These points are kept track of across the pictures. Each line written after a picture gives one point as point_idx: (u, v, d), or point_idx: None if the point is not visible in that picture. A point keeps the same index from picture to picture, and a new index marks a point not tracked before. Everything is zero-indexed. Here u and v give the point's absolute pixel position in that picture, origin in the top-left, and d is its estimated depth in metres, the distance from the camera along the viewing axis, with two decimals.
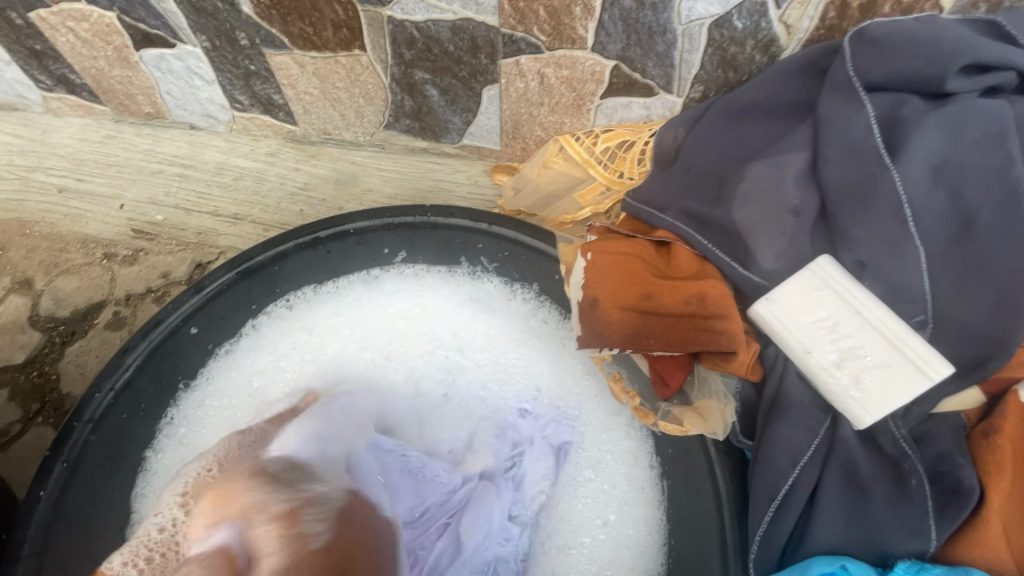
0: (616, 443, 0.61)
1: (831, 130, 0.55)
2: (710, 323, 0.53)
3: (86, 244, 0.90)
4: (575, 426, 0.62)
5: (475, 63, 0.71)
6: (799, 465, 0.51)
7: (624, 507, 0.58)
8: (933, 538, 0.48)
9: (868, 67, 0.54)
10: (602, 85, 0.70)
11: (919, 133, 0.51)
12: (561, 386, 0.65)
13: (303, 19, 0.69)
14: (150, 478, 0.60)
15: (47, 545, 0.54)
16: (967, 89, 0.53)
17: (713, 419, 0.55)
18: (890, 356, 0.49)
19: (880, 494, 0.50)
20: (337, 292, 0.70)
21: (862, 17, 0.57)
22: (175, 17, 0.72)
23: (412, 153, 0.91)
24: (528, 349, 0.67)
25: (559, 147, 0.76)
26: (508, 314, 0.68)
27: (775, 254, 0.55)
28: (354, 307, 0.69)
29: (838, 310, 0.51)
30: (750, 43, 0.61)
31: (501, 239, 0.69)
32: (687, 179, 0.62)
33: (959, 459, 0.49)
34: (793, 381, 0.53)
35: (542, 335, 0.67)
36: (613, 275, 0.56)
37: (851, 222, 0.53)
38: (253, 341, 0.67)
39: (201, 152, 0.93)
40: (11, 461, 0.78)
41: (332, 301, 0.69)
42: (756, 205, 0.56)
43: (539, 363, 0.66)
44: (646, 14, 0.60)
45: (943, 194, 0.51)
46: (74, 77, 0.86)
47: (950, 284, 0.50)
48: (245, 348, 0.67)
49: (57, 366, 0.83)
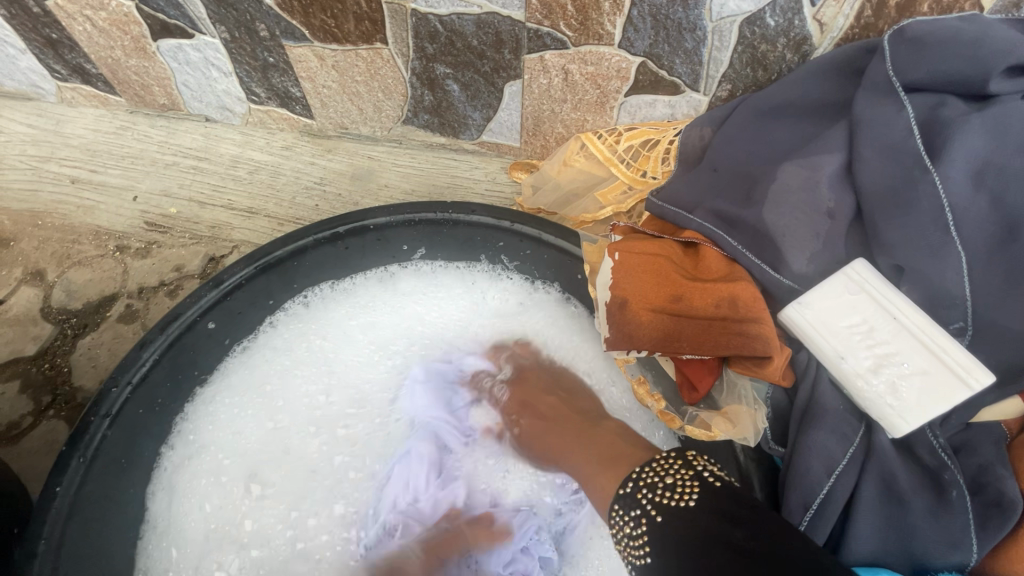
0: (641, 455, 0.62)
1: (867, 131, 0.54)
2: (743, 325, 0.52)
3: (98, 236, 0.90)
4: None
5: (498, 58, 0.70)
6: (835, 474, 0.50)
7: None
8: (976, 552, 0.46)
9: (907, 67, 0.52)
10: (627, 82, 0.69)
11: (962, 135, 0.50)
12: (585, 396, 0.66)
13: (325, 11, 0.68)
14: (162, 477, 0.61)
15: (62, 544, 0.52)
16: (1011, 91, 0.51)
17: (744, 424, 0.54)
18: (928, 363, 0.47)
19: (918, 505, 0.48)
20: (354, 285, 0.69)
21: (899, 16, 0.56)
22: (194, 6, 0.71)
23: (430, 149, 0.90)
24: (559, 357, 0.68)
25: (580, 145, 0.75)
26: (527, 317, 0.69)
27: (807, 257, 0.54)
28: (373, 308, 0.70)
29: (873, 315, 0.50)
30: (782, 41, 0.60)
31: (523, 237, 0.68)
32: (715, 179, 0.61)
33: (1002, 470, 0.48)
34: (826, 386, 0.52)
35: (568, 347, 0.68)
36: (642, 274, 0.55)
37: (888, 224, 0.51)
38: (274, 345, 0.67)
39: (216, 146, 0.92)
40: (20, 455, 0.77)
41: (350, 298, 0.69)
42: (789, 207, 0.55)
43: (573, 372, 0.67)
44: (677, 10, 0.58)
45: (985, 198, 0.49)
46: (90, 67, 0.85)
47: (994, 291, 0.49)
48: (263, 352, 0.67)
49: (69, 359, 0.82)
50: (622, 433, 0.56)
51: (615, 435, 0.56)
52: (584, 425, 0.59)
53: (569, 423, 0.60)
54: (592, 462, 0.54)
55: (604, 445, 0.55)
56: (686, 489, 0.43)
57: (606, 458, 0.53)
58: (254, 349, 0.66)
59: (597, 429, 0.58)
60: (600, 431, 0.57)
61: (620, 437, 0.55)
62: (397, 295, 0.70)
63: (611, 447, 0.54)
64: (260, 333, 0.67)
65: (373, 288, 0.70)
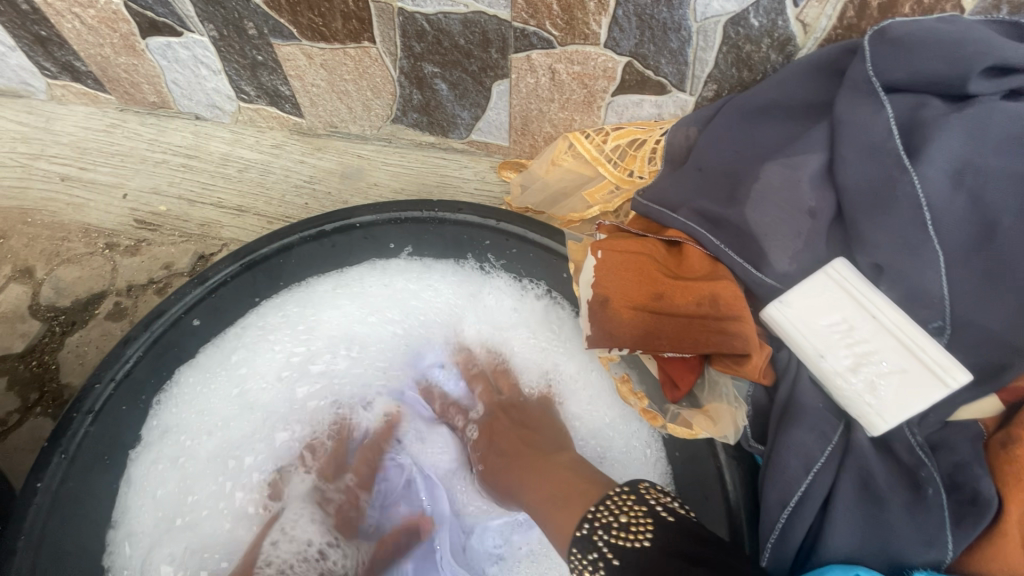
0: (608, 440, 0.65)
1: (848, 130, 0.54)
2: (723, 324, 0.52)
3: (88, 233, 0.89)
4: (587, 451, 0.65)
5: (485, 57, 0.70)
6: (813, 471, 0.50)
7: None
8: (950, 549, 0.47)
9: (888, 68, 0.53)
10: (614, 82, 0.69)
11: (940, 135, 0.50)
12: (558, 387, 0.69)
13: (312, 9, 0.68)
14: (140, 467, 0.62)
15: (43, 540, 0.53)
16: (990, 92, 0.52)
17: (724, 424, 0.55)
18: (907, 361, 0.48)
19: (895, 502, 0.49)
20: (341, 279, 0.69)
21: (881, 17, 0.56)
22: (183, 4, 0.71)
23: (420, 148, 0.90)
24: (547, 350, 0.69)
25: (568, 144, 0.75)
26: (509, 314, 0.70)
27: (789, 256, 0.54)
28: (357, 302, 0.70)
29: (852, 314, 0.50)
30: (766, 42, 0.60)
31: (509, 236, 0.68)
32: (700, 178, 0.61)
33: (979, 469, 0.48)
34: (806, 385, 0.52)
35: (551, 342, 0.69)
36: (624, 273, 0.55)
37: (869, 224, 0.52)
38: (261, 335, 0.68)
39: (206, 144, 0.92)
40: (7, 452, 0.77)
41: (337, 293, 0.70)
42: (771, 206, 0.55)
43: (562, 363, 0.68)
44: (661, 10, 0.59)
45: (964, 198, 0.50)
46: (80, 64, 0.85)
47: (972, 291, 0.49)
48: (247, 343, 0.67)
49: (57, 356, 0.82)
50: (580, 467, 0.58)
51: (573, 469, 0.57)
52: (547, 455, 0.61)
53: (531, 455, 0.62)
54: (547, 498, 0.55)
55: (560, 479, 0.56)
56: (642, 527, 0.46)
57: (562, 493, 0.54)
58: (237, 340, 0.67)
59: (557, 462, 0.59)
60: (559, 465, 0.59)
61: (578, 472, 0.57)
62: (388, 292, 0.70)
63: (565, 482, 0.56)
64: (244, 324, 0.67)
65: (359, 283, 0.70)
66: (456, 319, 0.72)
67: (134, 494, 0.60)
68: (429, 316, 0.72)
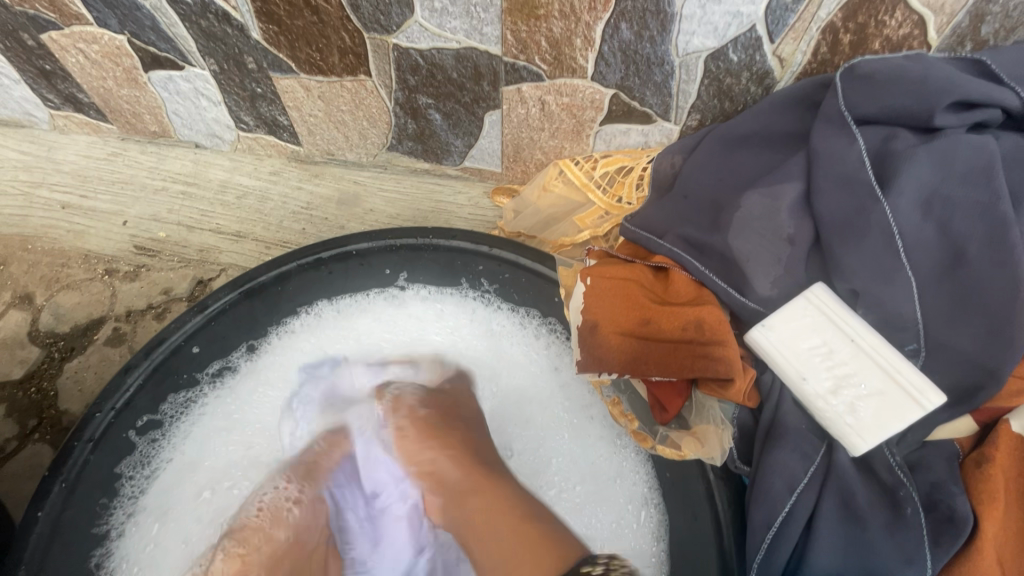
0: (618, 462, 0.62)
1: (824, 161, 0.56)
2: (707, 348, 0.54)
3: (88, 260, 0.91)
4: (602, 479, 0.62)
5: (477, 89, 0.73)
6: (796, 491, 0.52)
7: (625, 570, 0.57)
8: (930, 566, 0.48)
9: (858, 102, 0.56)
10: (601, 112, 0.72)
11: (908, 166, 0.53)
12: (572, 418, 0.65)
13: (310, 45, 0.71)
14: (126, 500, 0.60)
15: (42, 566, 0.53)
16: (955, 124, 0.54)
17: (711, 444, 0.56)
18: (883, 384, 0.49)
19: (875, 521, 0.50)
20: (356, 308, 0.71)
21: (853, 53, 0.59)
22: (185, 40, 0.74)
23: (414, 173, 0.92)
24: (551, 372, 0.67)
25: (558, 171, 0.78)
26: (524, 349, 0.69)
27: (771, 280, 0.56)
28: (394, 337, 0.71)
29: (831, 337, 0.52)
30: (745, 75, 0.63)
31: (502, 261, 0.70)
32: (684, 206, 0.63)
33: (953, 486, 0.50)
34: (789, 407, 0.54)
35: (555, 361, 0.68)
36: (613, 299, 0.57)
37: (845, 250, 0.54)
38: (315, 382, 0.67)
39: (206, 171, 0.95)
40: (4, 478, 0.77)
41: (366, 322, 0.71)
42: (752, 233, 0.57)
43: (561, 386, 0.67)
44: (645, 47, 0.61)
45: (932, 226, 0.52)
46: (82, 96, 0.88)
47: (943, 314, 0.51)
48: (298, 385, 0.67)
49: (55, 382, 0.83)
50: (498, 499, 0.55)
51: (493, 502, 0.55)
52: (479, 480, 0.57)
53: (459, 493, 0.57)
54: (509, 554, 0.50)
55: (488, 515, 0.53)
56: None
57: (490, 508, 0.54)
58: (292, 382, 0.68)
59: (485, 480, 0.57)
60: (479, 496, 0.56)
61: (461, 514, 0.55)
62: (401, 320, 0.71)
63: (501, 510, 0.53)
64: (265, 354, 0.68)
65: (374, 312, 0.71)
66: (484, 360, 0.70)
67: (149, 507, 0.61)
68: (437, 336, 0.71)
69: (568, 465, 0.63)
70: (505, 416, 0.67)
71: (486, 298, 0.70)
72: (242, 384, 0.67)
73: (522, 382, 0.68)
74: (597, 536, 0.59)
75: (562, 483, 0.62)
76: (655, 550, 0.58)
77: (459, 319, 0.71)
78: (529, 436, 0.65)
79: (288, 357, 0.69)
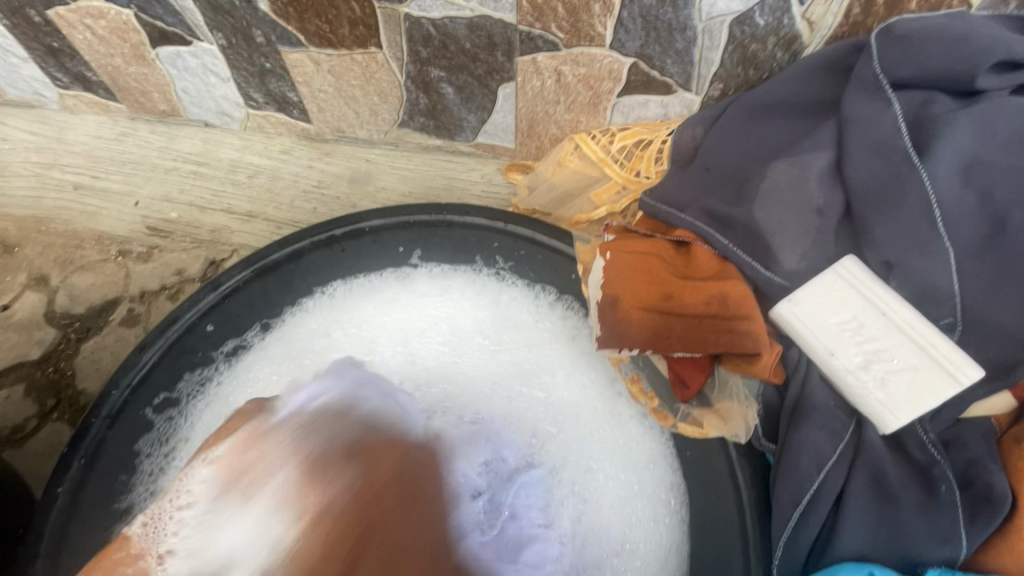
0: (647, 448, 0.60)
1: (856, 128, 0.54)
2: (731, 323, 0.52)
3: (101, 242, 0.91)
4: (638, 468, 0.59)
5: (491, 60, 0.70)
6: (825, 469, 0.50)
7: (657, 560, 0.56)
8: (965, 546, 0.47)
9: (895, 65, 0.53)
10: (619, 83, 0.70)
11: (950, 131, 0.50)
12: (599, 402, 0.63)
13: (320, 16, 0.69)
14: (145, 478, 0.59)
15: (62, 542, 0.54)
16: (998, 87, 0.52)
17: (735, 422, 0.55)
18: (918, 358, 0.48)
19: (909, 500, 0.49)
20: (366, 288, 0.69)
21: (888, 14, 0.56)
22: (192, 14, 0.72)
23: (426, 151, 0.90)
24: (573, 350, 0.65)
25: (574, 145, 0.76)
26: (540, 324, 0.67)
27: (799, 255, 0.54)
28: (392, 315, 0.68)
29: (862, 311, 0.50)
30: (772, 40, 0.60)
31: (517, 238, 0.68)
32: (707, 178, 0.61)
33: (991, 464, 0.48)
34: (817, 384, 0.52)
35: (577, 336, 0.66)
36: (633, 274, 0.56)
37: (878, 221, 0.52)
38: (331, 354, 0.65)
39: (216, 150, 0.93)
40: (26, 457, 0.78)
41: (366, 303, 0.68)
42: (778, 205, 0.55)
43: (583, 367, 0.65)
44: (667, 11, 0.59)
45: (974, 194, 0.50)
46: (91, 74, 0.87)
47: (984, 288, 0.49)
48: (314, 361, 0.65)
49: (73, 362, 0.83)
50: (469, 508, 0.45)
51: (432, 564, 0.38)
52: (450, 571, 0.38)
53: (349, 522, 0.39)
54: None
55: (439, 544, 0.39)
56: None
57: (431, 550, 0.38)
58: (299, 359, 0.65)
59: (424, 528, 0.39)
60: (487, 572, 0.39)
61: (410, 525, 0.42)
62: (414, 296, 0.69)
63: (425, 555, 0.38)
64: (280, 333, 0.67)
65: (383, 291, 0.69)
66: (497, 335, 0.67)
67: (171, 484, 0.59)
68: (452, 312, 0.68)
69: (608, 448, 0.60)
70: (544, 393, 0.63)
71: (499, 275, 0.69)
72: (258, 362, 0.65)
73: (544, 359, 0.65)
74: (634, 533, 0.57)
75: (603, 465, 0.60)
76: (681, 539, 0.57)
77: (475, 295, 0.69)
78: (558, 414, 0.62)
79: (302, 335, 0.67)
